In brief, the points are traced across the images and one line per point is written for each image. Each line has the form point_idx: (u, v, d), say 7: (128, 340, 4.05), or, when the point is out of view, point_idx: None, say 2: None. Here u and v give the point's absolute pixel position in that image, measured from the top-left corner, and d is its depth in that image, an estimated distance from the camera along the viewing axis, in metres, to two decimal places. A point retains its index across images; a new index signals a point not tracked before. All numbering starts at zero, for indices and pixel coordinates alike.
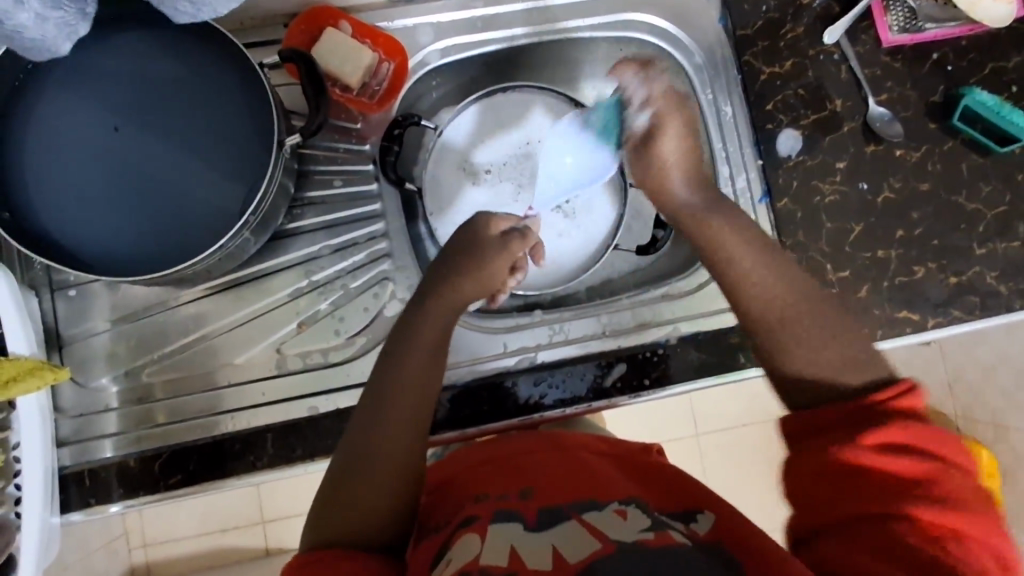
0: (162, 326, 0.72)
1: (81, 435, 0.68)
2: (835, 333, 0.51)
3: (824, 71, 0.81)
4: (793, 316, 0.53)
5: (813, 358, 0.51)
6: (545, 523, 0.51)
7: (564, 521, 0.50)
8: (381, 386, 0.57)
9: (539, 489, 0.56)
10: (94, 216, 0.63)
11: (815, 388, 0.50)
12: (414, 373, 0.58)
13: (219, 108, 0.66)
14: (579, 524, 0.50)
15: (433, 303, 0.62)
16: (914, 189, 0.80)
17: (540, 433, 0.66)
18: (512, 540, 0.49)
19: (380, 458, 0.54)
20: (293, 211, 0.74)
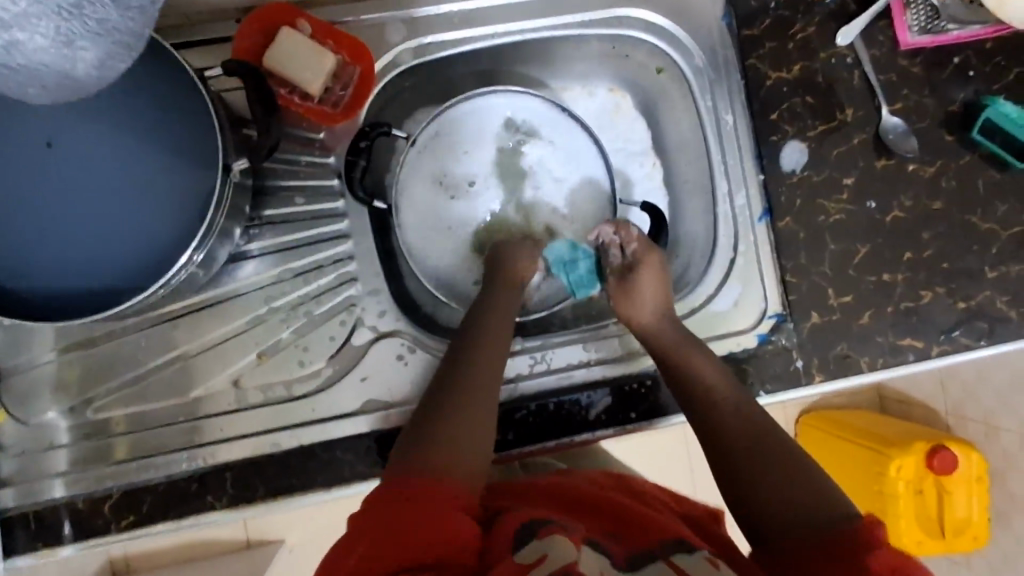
0: (111, 355, 0.66)
1: (26, 474, 0.64)
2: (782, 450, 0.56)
3: (835, 76, 0.74)
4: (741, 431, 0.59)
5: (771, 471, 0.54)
6: (633, 561, 0.47)
7: (650, 562, 0.47)
8: (446, 398, 0.57)
9: (621, 527, 0.52)
10: (28, 244, 0.58)
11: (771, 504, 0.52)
12: (476, 398, 0.57)
13: (162, 123, 0.59)
14: (670, 567, 0.46)
15: (470, 352, 0.61)
16: (927, 207, 0.73)
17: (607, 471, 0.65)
18: (601, 569, 0.45)
19: (459, 449, 0.52)
20: (250, 231, 0.68)
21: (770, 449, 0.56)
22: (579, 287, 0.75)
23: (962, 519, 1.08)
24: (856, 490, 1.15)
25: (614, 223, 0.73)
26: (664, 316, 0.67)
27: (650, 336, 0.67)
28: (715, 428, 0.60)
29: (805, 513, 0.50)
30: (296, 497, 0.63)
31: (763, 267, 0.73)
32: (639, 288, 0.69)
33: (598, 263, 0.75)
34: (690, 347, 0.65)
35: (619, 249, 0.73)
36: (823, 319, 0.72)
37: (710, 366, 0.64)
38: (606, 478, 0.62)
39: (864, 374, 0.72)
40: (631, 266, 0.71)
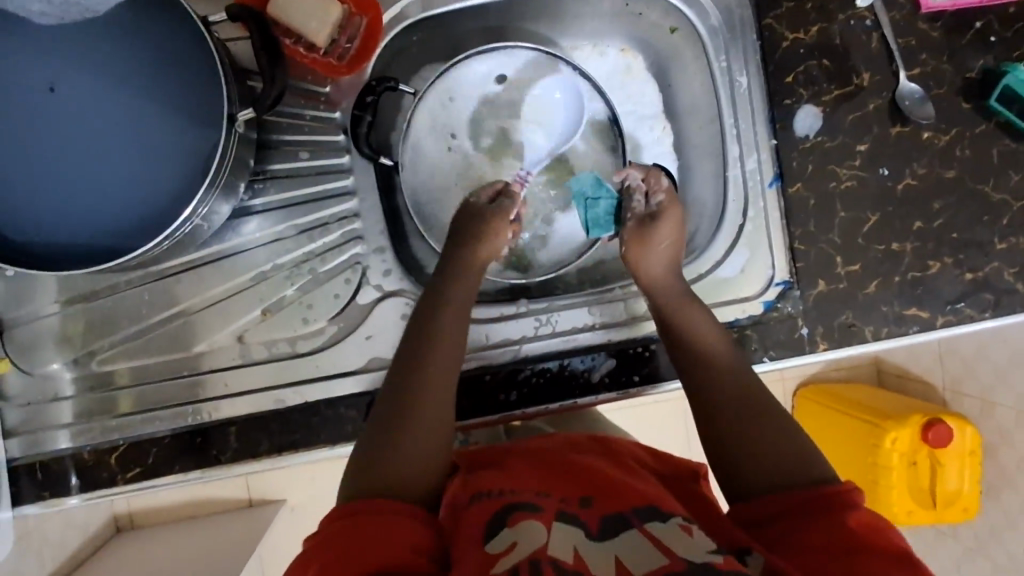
0: (114, 308, 0.66)
1: (30, 425, 0.64)
2: (767, 420, 0.57)
3: (853, 39, 0.72)
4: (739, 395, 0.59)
5: (755, 446, 0.55)
6: (606, 529, 0.48)
7: (626, 529, 0.48)
8: (400, 392, 0.57)
9: (598, 490, 0.52)
10: (30, 192, 0.57)
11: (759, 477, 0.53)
12: (433, 386, 0.57)
13: (166, 72, 0.58)
14: (643, 534, 0.47)
15: (440, 322, 0.61)
16: (940, 176, 0.72)
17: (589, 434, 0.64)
18: (574, 544, 0.46)
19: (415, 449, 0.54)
20: (253, 186, 0.67)
21: (753, 417, 0.57)
22: (593, 227, 0.73)
23: (953, 491, 1.10)
24: (850, 463, 1.17)
25: (638, 166, 0.70)
26: (671, 273, 0.66)
27: (658, 292, 0.66)
28: (705, 395, 0.60)
29: (783, 484, 0.52)
30: (300, 453, 0.64)
31: (772, 234, 0.73)
32: (659, 239, 0.67)
33: (619, 207, 0.72)
34: (694, 307, 0.64)
35: (644, 197, 0.70)
36: (829, 287, 0.72)
37: (710, 326, 0.64)
38: (584, 439, 0.62)
39: (866, 343, 0.72)
40: (654, 214, 0.68)
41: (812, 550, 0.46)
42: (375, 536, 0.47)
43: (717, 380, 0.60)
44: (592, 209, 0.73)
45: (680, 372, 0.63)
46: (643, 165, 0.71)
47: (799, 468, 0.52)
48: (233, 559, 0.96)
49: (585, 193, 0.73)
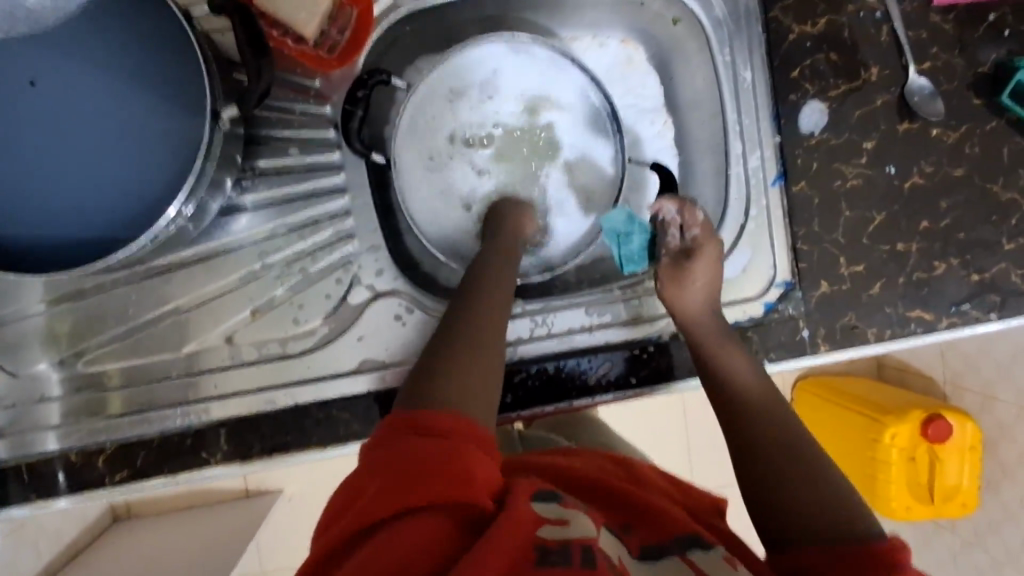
0: (102, 307, 0.65)
1: (17, 426, 0.63)
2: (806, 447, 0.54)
3: (862, 32, 0.70)
4: (775, 431, 0.56)
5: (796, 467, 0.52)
6: (648, 553, 0.45)
7: (667, 556, 0.45)
8: (453, 360, 0.52)
9: (634, 516, 0.49)
10: (12, 190, 0.55)
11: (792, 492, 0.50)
12: (484, 356, 0.54)
13: (149, 66, 0.56)
14: (686, 562, 0.44)
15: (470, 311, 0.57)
16: (947, 175, 0.70)
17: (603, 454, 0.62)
18: (618, 555, 0.43)
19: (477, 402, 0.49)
20: (241, 183, 0.65)
21: (789, 447, 0.54)
22: (628, 262, 0.72)
23: (952, 486, 1.09)
24: (850, 458, 1.16)
25: (670, 198, 0.69)
26: (708, 310, 0.65)
27: (692, 327, 0.64)
28: (731, 395, 0.61)
29: (824, 500, 0.49)
30: (290, 456, 0.63)
31: (774, 233, 0.71)
32: (693, 278, 0.65)
33: (653, 242, 0.71)
34: (732, 346, 0.63)
35: (679, 231, 0.69)
36: (832, 288, 0.70)
37: (748, 367, 0.62)
38: (607, 462, 0.60)
39: (870, 345, 0.70)
40: (687, 250, 0.67)
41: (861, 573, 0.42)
42: (437, 458, 0.42)
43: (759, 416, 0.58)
44: (624, 247, 0.72)
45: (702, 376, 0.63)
46: (677, 196, 0.70)
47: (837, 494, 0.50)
48: (229, 553, 0.96)
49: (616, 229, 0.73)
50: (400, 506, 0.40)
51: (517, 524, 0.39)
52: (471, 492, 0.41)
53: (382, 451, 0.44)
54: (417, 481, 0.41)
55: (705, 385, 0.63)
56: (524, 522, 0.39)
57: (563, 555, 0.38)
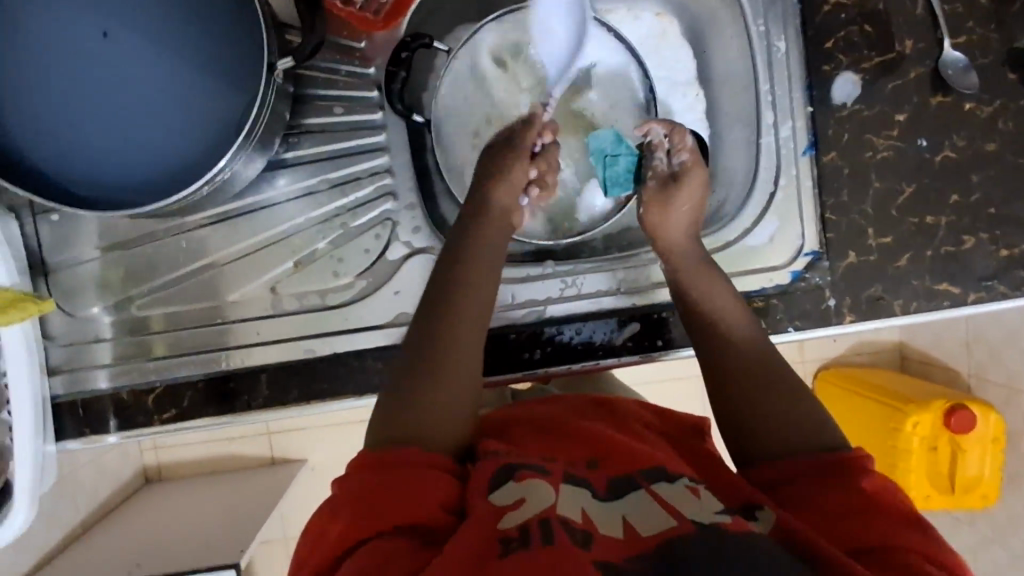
0: (152, 256, 0.68)
1: (72, 365, 0.66)
2: (775, 383, 0.57)
3: (897, 5, 0.71)
4: (746, 366, 0.59)
5: (767, 416, 0.55)
6: (615, 491, 0.49)
7: (634, 489, 0.49)
8: (424, 358, 0.56)
9: (605, 452, 0.54)
10: (79, 136, 0.58)
11: (761, 445, 0.55)
12: (458, 350, 0.57)
13: (210, 21, 0.59)
14: (650, 494, 0.48)
15: (455, 281, 0.60)
16: (979, 149, 0.71)
17: (589, 396, 0.66)
18: (582, 504, 0.47)
19: (439, 404, 0.54)
20: (288, 139, 0.68)
21: (761, 387, 0.57)
22: (610, 185, 0.73)
23: (973, 477, 1.09)
24: (870, 445, 1.17)
25: (659, 119, 0.69)
26: (690, 237, 0.66)
27: (675, 257, 0.66)
28: (720, 367, 0.60)
29: (794, 447, 0.53)
30: (328, 403, 0.66)
31: (804, 203, 0.72)
32: (677, 206, 0.67)
33: (639, 163, 0.72)
34: (710, 276, 0.64)
35: (666, 155, 0.69)
36: (859, 258, 0.71)
37: (732, 300, 0.63)
38: (588, 405, 0.63)
39: (895, 316, 0.71)
40: (676, 177, 0.68)
41: (823, 519, 0.47)
42: (394, 488, 0.47)
43: (735, 346, 0.60)
44: (607, 168, 0.73)
45: (695, 340, 0.63)
46: (668, 120, 0.70)
47: (806, 435, 0.54)
48: (257, 513, 1.00)
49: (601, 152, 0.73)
50: (367, 534, 0.46)
51: (473, 527, 0.45)
52: (426, 512, 0.47)
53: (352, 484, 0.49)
54: (378, 510, 0.46)
55: (689, 327, 0.64)
56: (480, 524, 0.45)
57: (521, 539, 0.43)
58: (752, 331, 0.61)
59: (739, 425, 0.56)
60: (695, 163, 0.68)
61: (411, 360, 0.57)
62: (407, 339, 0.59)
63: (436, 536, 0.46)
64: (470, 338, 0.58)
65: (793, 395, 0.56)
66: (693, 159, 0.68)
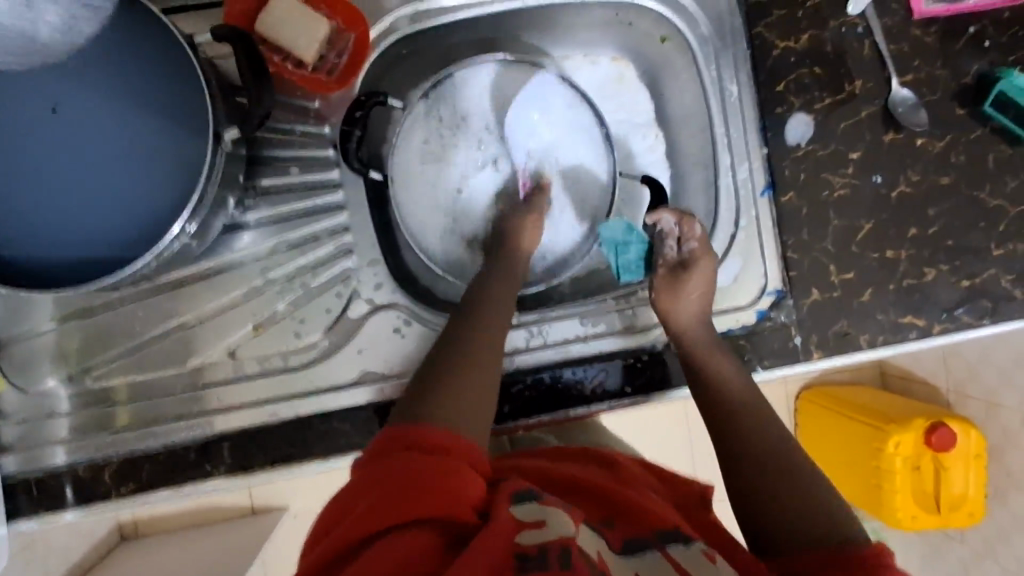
0: (108, 325, 0.67)
1: (27, 443, 0.64)
2: (788, 457, 0.57)
3: (845, 47, 0.72)
4: (756, 434, 0.60)
5: (777, 494, 0.54)
6: (628, 547, 0.47)
7: (650, 551, 0.47)
8: (454, 368, 0.57)
9: (618, 513, 0.52)
10: (13, 212, 0.56)
11: (777, 516, 0.52)
12: (485, 381, 0.57)
13: (149, 92, 0.57)
14: (666, 558, 0.46)
15: (473, 320, 0.62)
16: (934, 183, 0.72)
17: (593, 456, 0.64)
18: (599, 550, 0.44)
19: (471, 412, 0.53)
20: (245, 202, 0.67)
21: (776, 457, 0.57)
22: (624, 271, 0.74)
23: (958, 495, 1.09)
24: (853, 467, 1.17)
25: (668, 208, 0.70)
26: (702, 319, 0.67)
27: (681, 331, 0.67)
28: (730, 422, 0.61)
29: (810, 522, 0.51)
30: (294, 468, 0.64)
31: (765, 244, 0.72)
32: (690, 287, 0.67)
33: (649, 250, 0.73)
34: (715, 348, 0.66)
35: (676, 242, 0.70)
36: (824, 295, 0.72)
37: (736, 372, 0.64)
38: (596, 467, 0.62)
39: (863, 351, 0.71)
40: (684, 263, 0.69)
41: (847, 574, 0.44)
42: (424, 479, 0.45)
43: (744, 414, 0.61)
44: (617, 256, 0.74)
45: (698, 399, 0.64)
46: (679, 209, 0.70)
47: (818, 512, 0.51)
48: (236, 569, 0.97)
49: (612, 241, 0.74)
50: (384, 525, 0.42)
51: (499, 531, 0.41)
52: (458, 509, 0.43)
53: (378, 470, 0.46)
54: (405, 496, 0.43)
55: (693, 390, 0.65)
56: (502, 530, 0.41)
57: (541, 558, 0.39)
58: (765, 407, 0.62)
59: (749, 496, 0.55)
60: (703, 238, 0.69)
61: (444, 370, 0.57)
62: (443, 350, 0.60)
63: (462, 529, 0.42)
64: (492, 389, 0.57)
65: (808, 480, 0.54)
66: (702, 236, 0.69)
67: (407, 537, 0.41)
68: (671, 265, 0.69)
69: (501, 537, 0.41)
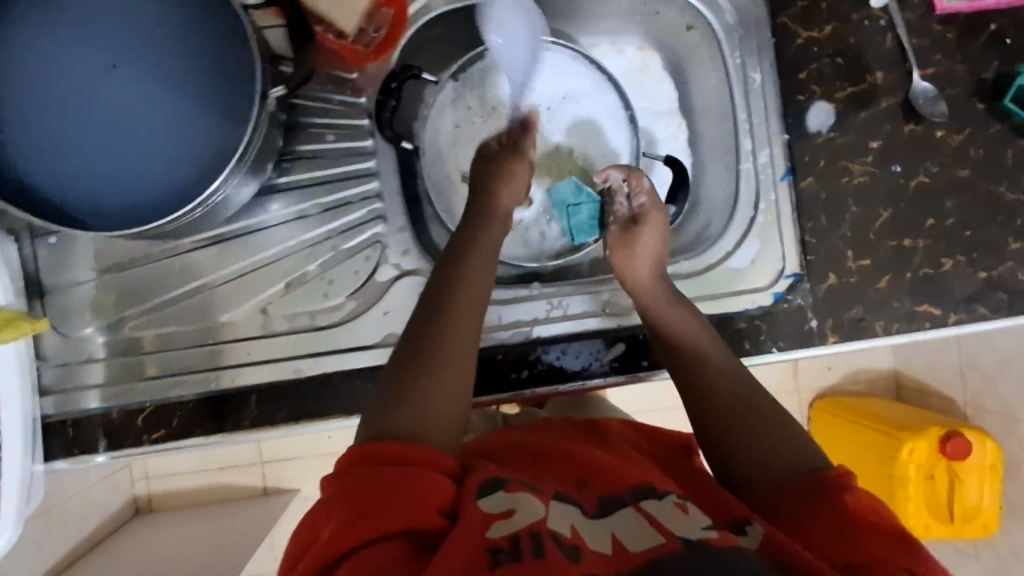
0: (144, 278, 0.70)
1: (64, 386, 0.67)
2: (754, 409, 0.59)
3: (867, 39, 0.74)
4: (719, 397, 0.60)
5: (742, 448, 0.57)
6: (603, 510, 0.50)
7: (622, 507, 0.50)
8: (415, 353, 0.55)
9: (591, 474, 0.54)
10: (64, 162, 0.59)
11: (747, 469, 0.56)
12: (449, 359, 0.55)
13: (201, 54, 0.61)
14: (637, 511, 0.49)
15: (447, 285, 0.60)
16: (952, 175, 0.73)
17: (575, 421, 0.67)
18: (571, 522, 0.47)
19: (434, 401, 0.52)
20: (282, 166, 0.70)
21: (741, 413, 0.58)
22: (578, 232, 0.77)
23: (973, 507, 1.07)
24: (866, 473, 1.17)
25: (616, 164, 0.72)
26: (656, 277, 0.68)
27: (642, 295, 0.67)
28: (697, 385, 0.62)
29: (778, 469, 0.54)
30: (317, 422, 0.66)
31: (784, 228, 0.73)
32: (641, 243, 0.69)
33: (602, 209, 0.76)
34: (680, 310, 0.65)
35: (625, 198, 0.73)
36: (840, 280, 0.73)
37: (699, 328, 0.65)
38: (577, 431, 0.64)
39: (878, 337, 0.72)
40: (635, 219, 0.71)
41: (806, 523, 0.49)
42: (390, 489, 0.44)
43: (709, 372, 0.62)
44: (568, 216, 0.78)
45: (669, 367, 0.65)
46: (626, 165, 0.73)
47: (784, 455, 0.55)
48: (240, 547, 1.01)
49: (562, 201, 0.78)
50: (361, 545, 0.42)
51: (466, 533, 0.43)
52: (425, 516, 0.44)
53: (346, 490, 0.45)
54: (376, 515, 0.43)
55: (659, 353, 0.66)
56: (474, 529, 0.44)
57: (511, 551, 0.43)
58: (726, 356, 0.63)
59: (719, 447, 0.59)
60: (654, 201, 0.71)
61: (404, 359, 0.55)
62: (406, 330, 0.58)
63: (434, 536, 0.44)
64: (460, 361, 0.56)
65: (774, 424, 0.57)
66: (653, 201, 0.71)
67: (387, 550, 0.42)
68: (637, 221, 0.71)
69: (474, 536, 0.43)
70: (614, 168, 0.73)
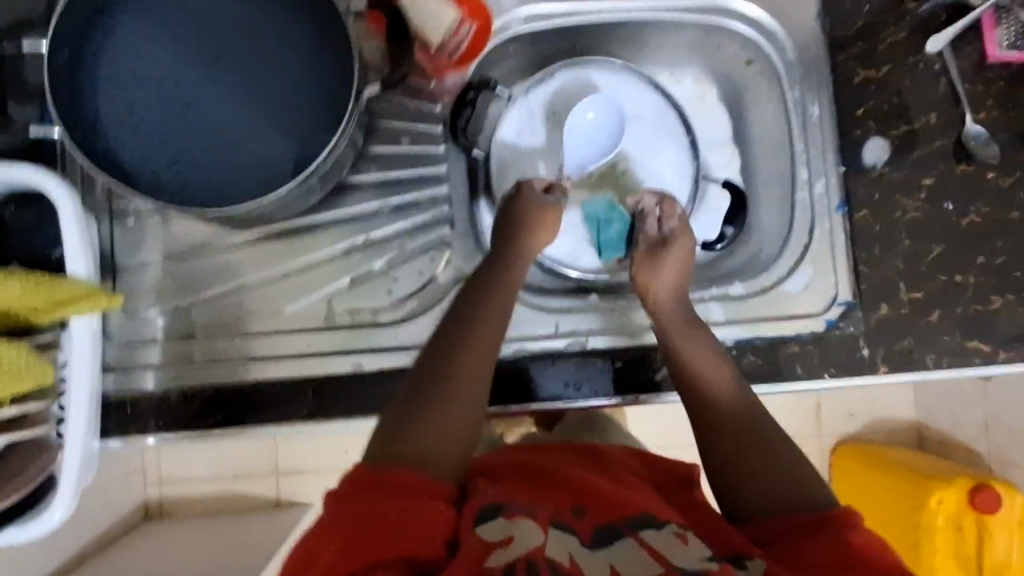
0: (212, 265, 0.72)
1: (125, 364, 0.68)
2: (758, 447, 0.58)
3: (923, 81, 0.77)
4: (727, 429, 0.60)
5: (745, 484, 0.56)
6: (600, 540, 0.50)
7: (619, 538, 0.49)
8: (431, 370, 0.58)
9: (590, 499, 0.54)
10: (165, 145, 0.63)
11: (748, 503, 0.56)
12: (459, 378, 0.57)
13: (297, 54, 0.65)
14: (637, 542, 0.49)
15: (486, 295, 0.64)
16: (1002, 217, 0.75)
17: (573, 446, 0.65)
18: (569, 551, 0.48)
19: (443, 419, 0.54)
20: (358, 166, 0.73)
21: (745, 448, 0.59)
22: (606, 248, 0.79)
23: (1002, 563, 1.05)
24: (892, 522, 1.14)
25: (652, 190, 0.76)
26: (675, 306, 0.69)
27: (661, 318, 0.68)
28: (709, 413, 0.62)
29: (780, 504, 0.54)
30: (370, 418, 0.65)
31: (838, 257, 0.75)
32: (664, 269, 0.71)
33: (630, 229, 0.78)
34: (696, 337, 0.66)
35: (657, 222, 0.75)
36: (892, 311, 0.74)
37: (715, 356, 0.65)
38: (575, 456, 0.63)
39: (927, 370, 0.72)
40: (663, 242, 0.73)
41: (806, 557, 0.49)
42: (386, 515, 0.46)
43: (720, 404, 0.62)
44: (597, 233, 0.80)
45: (681, 392, 0.65)
46: (660, 193, 0.77)
47: (786, 493, 0.55)
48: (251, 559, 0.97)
49: (592, 219, 0.81)
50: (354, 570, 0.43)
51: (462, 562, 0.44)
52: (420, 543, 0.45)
53: (343, 512, 0.47)
54: (371, 539, 0.44)
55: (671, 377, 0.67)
56: (470, 558, 0.45)
57: None
58: (737, 388, 0.63)
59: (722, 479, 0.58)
60: (683, 233, 0.73)
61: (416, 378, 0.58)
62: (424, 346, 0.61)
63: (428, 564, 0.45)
64: (473, 379, 0.58)
65: (780, 463, 0.57)
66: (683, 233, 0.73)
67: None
68: (665, 243, 0.73)
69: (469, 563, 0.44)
70: (649, 193, 0.77)
